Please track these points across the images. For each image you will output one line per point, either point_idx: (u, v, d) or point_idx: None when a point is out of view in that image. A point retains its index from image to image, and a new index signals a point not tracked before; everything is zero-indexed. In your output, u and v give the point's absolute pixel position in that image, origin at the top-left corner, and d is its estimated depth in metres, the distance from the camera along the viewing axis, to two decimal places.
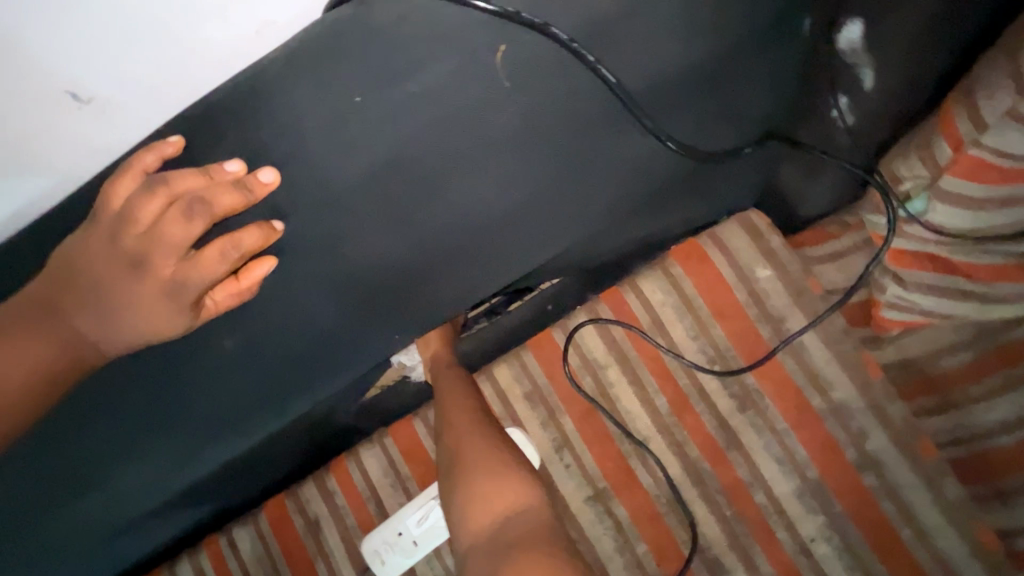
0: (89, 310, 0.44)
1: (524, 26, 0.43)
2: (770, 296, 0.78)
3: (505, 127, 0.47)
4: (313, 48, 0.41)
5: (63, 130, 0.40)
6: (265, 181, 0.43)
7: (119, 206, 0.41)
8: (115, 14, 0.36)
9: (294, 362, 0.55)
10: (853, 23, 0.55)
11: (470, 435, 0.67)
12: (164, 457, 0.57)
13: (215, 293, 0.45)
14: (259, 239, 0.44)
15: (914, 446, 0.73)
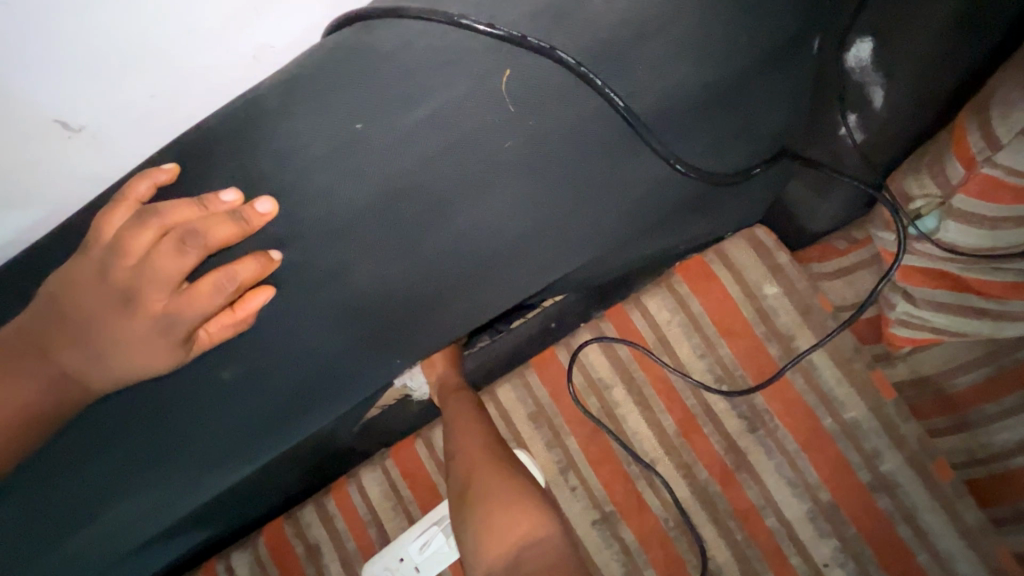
0: (82, 343, 0.43)
1: (529, 50, 0.42)
2: (778, 314, 0.77)
3: (507, 151, 0.46)
4: (318, 73, 0.42)
5: (56, 158, 0.40)
6: (262, 212, 0.42)
7: (112, 237, 0.42)
8: (110, 44, 0.35)
9: (296, 387, 0.53)
10: (864, 41, 0.54)
11: (483, 461, 0.67)
12: (146, 500, 0.54)
13: (209, 325, 0.44)
14: (256, 269, 0.43)
15: (931, 468, 0.71)
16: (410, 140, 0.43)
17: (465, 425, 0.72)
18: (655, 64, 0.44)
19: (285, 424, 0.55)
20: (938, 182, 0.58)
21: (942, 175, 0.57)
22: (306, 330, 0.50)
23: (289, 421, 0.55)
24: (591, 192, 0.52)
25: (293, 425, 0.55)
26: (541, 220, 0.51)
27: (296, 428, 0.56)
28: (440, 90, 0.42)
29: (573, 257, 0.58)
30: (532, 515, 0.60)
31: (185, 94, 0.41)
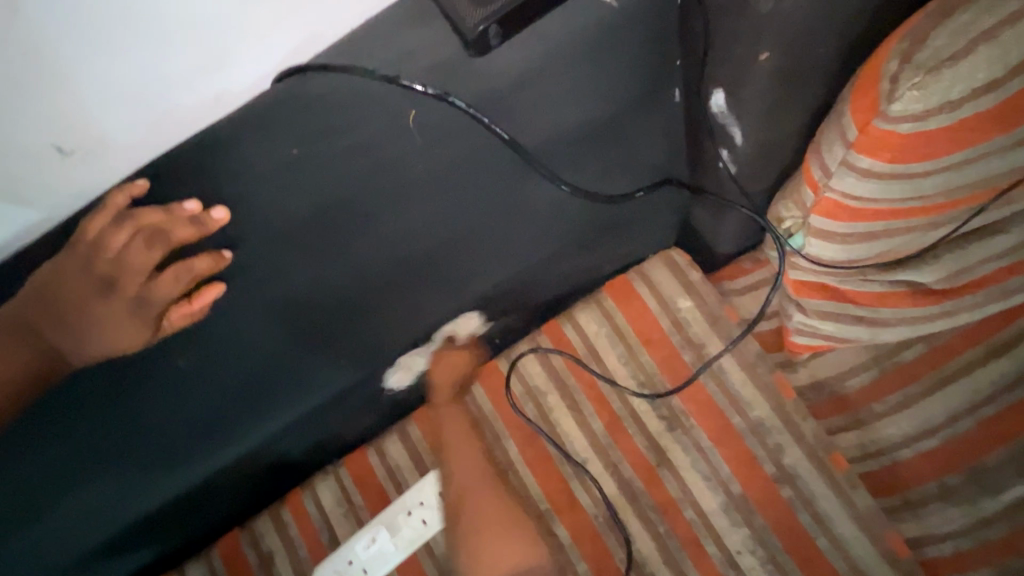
0: (63, 323, 0.53)
1: (430, 97, 0.53)
2: (691, 324, 0.86)
3: (421, 173, 0.57)
4: (264, 111, 0.53)
5: (48, 176, 0.51)
6: (216, 218, 0.52)
7: (92, 237, 0.51)
8: (106, 89, 0.47)
9: (247, 387, 0.59)
10: (717, 94, 0.59)
11: (468, 458, 0.83)
12: (118, 477, 0.59)
13: (171, 314, 0.54)
14: (210, 266, 0.53)
15: (825, 459, 0.79)
16: (337, 163, 0.54)
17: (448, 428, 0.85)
18: (545, 107, 0.57)
19: (231, 420, 0.60)
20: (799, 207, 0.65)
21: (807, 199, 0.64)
22: (254, 322, 0.58)
23: (234, 417, 0.60)
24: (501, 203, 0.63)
25: (238, 426, 0.60)
26: (455, 230, 0.62)
27: (241, 430, 0.60)
28: (351, 126, 0.54)
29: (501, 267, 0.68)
30: (528, 540, 0.79)
31: (162, 125, 0.53)
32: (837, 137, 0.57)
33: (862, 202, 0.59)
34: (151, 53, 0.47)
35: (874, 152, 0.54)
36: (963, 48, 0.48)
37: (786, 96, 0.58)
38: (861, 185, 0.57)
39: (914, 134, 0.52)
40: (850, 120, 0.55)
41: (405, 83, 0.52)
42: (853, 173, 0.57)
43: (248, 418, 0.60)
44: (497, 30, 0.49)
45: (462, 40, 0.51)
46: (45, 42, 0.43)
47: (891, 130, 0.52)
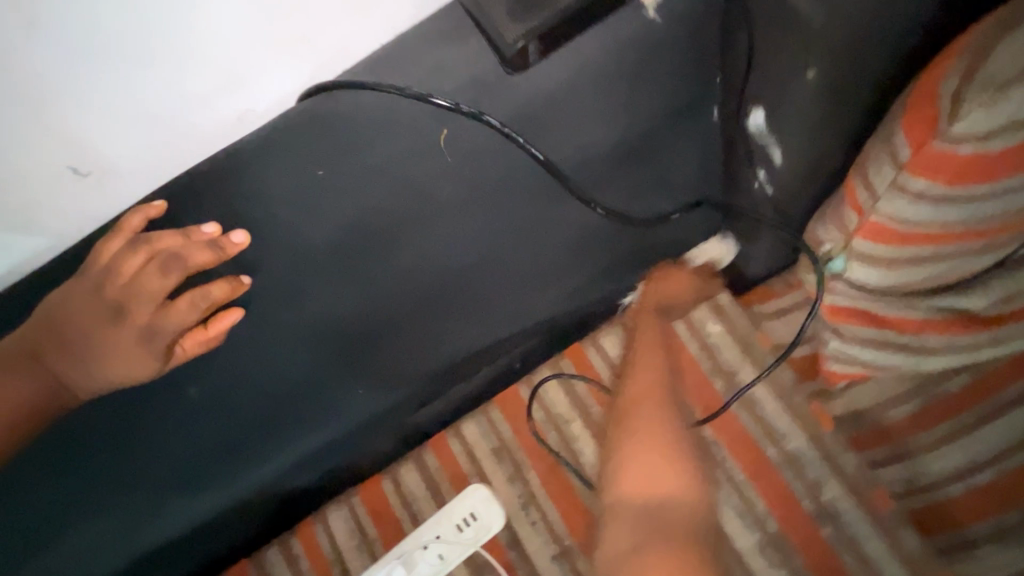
0: (69, 353, 0.48)
1: (467, 115, 0.51)
2: (722, 350, 0.82)
3: (449, 195, 0.56)
4: (291, 130, 0.51)
5: (64, 197, 0.50)
6: (237, 241, 0.50)
7: (107, 260, 0.49)
8: (124, 108, 0.46)
9: (274, 398, 0.57)
10: (756, 110, 0.57)
11: (650, 385, 0.78)
12: (139, 497, 0.55)
13: (184, 341, 0.50)
14: (228, 292, 0.50)
15: (868, 496, 0.75)
16: (367, 184, 0.53)
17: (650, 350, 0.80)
18: (576, 125, 0.55)
19: (237, 455, 0.57)
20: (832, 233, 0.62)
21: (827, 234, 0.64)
22: (271, 348, 0.56)
23: (240, 452, 0.57)
24: (512, 218, 0.59)
25: (243, 462, 0.57)
26: (478, 253, 0.59)
27: (245, 467, 0.57)
28: (380, 145, 0.52)
29: (539, 283, 0.65)
30: (687, 482, 0.73)
31: (179, 142, 0.51)
32: (885, 157, 0.53)
33: (911, 225, 0.55)
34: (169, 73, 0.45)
35: (930, 172, 0.51)
36: None
37: (839, 109, 0.53)
38: (911, 208, 0.54)
39: (974, 155, 0.48)
40: (903, 139, 0.51)
41: (439, 100, 0.50)
42: (903, 195, 0.53)
43: (255, 453, 0.57)
44: (536, 45, 0.48)
45: (503, 58, 0.50)
46: (61, 64, 0.41)
47: (951, 150, 0.49)
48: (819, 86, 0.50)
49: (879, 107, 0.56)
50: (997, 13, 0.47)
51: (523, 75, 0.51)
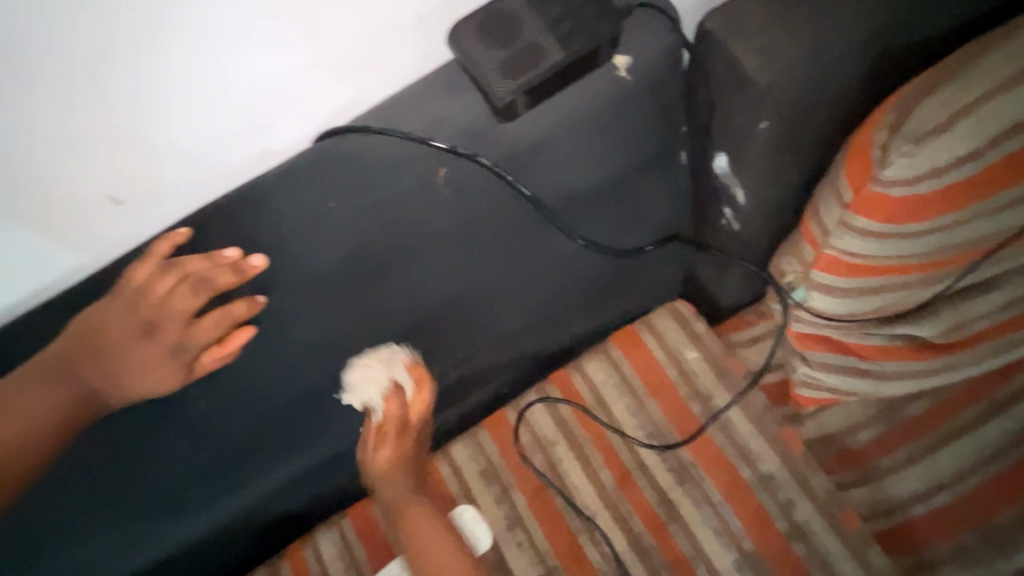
0: (101, 363, 0.52)
1: (459, 156, 0.56)
2: (698, 375, 0.86)
3: (444, 228, 0.60)
4: (303, 167, 0.57)
5: (103, 222, 0.55)
6: (256, 264, 0.53)
7: (138, 284, 0.51)
8: (162, 149, 0.52)
9: (264, 424, 0.59)
10: (720, 155, 0.64)
11: (430, 531, 0.78)
12: (128, 520, 0.57)
13: (203, 357, 0.53)
14: (248, 311, 0.53)
15: (839, 516, 0.78)
16: (367, 216, 0.58)
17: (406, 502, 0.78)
18: (559, 163, 0.60)
19: (236, 470, 0.59)
20: (388, 421, 0.61)
21: (387, 421, 0.61)
22: (273, 369, 0.59)
23: (239, 467, 0.59)
24: (497, 247, 0.63)
25: (243, 476, 0.59)
26: (466, 287, 0.64)
27: (246, 479, 0.59)
28: (379, 181, 0.57)
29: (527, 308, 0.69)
30: None
31: (212, 178, 0.57)
32: (833, 197, 0.60)
33: (860, 258, 0.62)
34: (206, 117, 0.51)
35: (871, 213, 0.57)
36: (945, 123, 0.53)
37: (789, 155, 0.61)
38: (859, 243, 0.60)
39: (905, 198, 0.55)
40: (845, 183, 0.58)
41: (438, 141, 0.56)
42: (851, 232, 0.60)
43: (254, 467, 0.59)
44: (525, 98, 0.52)
45: (495, 106, 0.54)
46: (113, 114, 0.47)
47: (886, 194, 0.55)
48: (769, 136, 0.58)
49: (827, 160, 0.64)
50: (916, 81, 0.56)
51: (510, 122, 0.56)
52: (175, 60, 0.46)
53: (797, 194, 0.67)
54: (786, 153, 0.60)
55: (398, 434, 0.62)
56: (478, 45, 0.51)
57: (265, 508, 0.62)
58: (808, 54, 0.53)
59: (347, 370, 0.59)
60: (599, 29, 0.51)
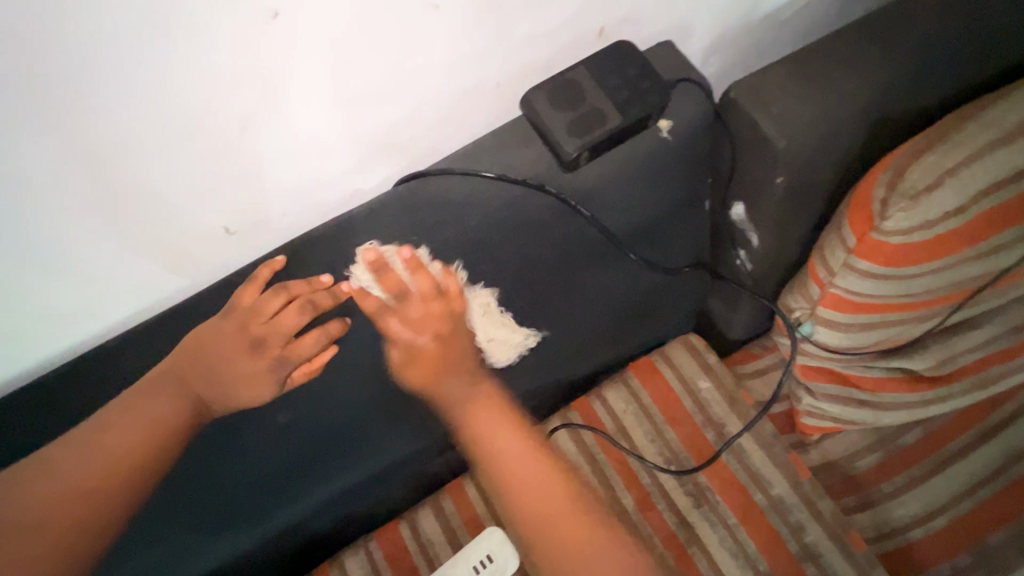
0: (211, 373, 0.58)
1: (527, 186, 0.62)
2: (711, 404, 0.91)
3: (510, 257, 0.65)
4: (392, 204, 0.62)
5: (208, 252, 0.60)
6: (347, 290, 0.60)
7: (249, 304, 0.58)
8: (272, 189, 0.57)
9: (342, 426, 0.63)
10: (738, 204, 0.72)
11: (505, 439, 0.62)
12: (215, 516, 0.60)
13: (294, 373, 0.60)
14: (339, 330, 0.60)
15: (845, 538, 0.82)
16: (441, 247, 0.63)
17: (501, 442, 0.62)
18: (617, 205, 0.66)
19: (319, 467, 0.62)
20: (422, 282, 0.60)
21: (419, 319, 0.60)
22: (336, 392, 0.62)
23: (322, 464, 0.62)
24: (544, 281, 0.68)
25: (325, 473, 0.63)
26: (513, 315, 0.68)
27: (327, 477, 0.62)
28: (456, 217, 0.63)
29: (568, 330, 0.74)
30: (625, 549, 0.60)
31: (305, 213, 0.63)
32: (837, 243, 0.68)
33: (863, 298, 0.70)
34: (315, 157, 0.56)
35: (873, 257, 0.66)
36: (934, 181, 0.62)
37: (798, 205, 0.69)
38: (862, 284, 0.68)
39: (901, 246, 0.64)
40: (849, 230, 0.67)
41: (509, 177, 0.62)
42: (855, 274, 0.68)
43: (336, 465, 0.63)
44: (587, 155, 0.60)
45: (558, 158, 0.61)
46: (244, 159, 0.53)
47: (884, 241, 0.64)
48: (783, 189, 0.66)
49: (829, 211, 0.73)
50: (906, 145, 0.65)
51: (573, 171, 0.62)
52: (305, 109, 0.51)
53: (803, 239, 0.75)
54: (796, 203, 0.69)
55: (442, 316, 0.60)
56: (548, 109, 0.59)
57: (298, 527, 0.64)
58: (816, 123, 0.62)
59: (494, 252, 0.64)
60: (645, 96, 0.59)
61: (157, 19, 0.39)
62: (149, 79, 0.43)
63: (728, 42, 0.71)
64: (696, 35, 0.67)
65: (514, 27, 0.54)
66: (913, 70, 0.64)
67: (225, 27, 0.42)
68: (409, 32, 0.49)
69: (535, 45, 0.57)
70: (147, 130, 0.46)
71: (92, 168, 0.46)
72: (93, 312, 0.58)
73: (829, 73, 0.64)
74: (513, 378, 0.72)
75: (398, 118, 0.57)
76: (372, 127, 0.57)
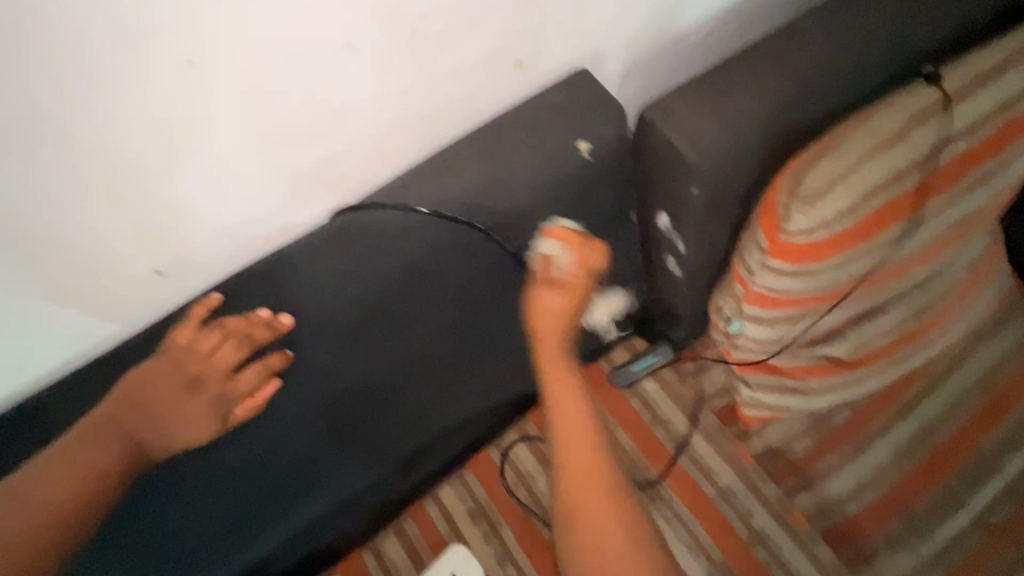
0: (148, 418, 0.54)
1: (457, 225, 0.62)
2: (659, 404, 0.96)
3: (451, 274, 0.65)
4: (331, 236, 0.61)
5: (141, 295, 0.59)
6: (285, 322, 0.59)
7: (184, 343, 0.55)
8: (209, 227, 0.57)
9: (318, 442, 0.64)
10: (661, 215, 0.77)
11: (567, 393, 0.66)
12: (203, 537, 0.61)
13: (236, 409, 0.58)
14: (280, 364, 0.59)
15: (788, 517, 0.87)
16: (376, 277, 0.61)
17: (568, 418, 0.65)
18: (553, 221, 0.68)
19: (303, 477, 0.64)
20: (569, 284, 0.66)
21: (557, 302, 0.65)
22: (284, 426, 0.61)
23: (306, 473, 0.64)
24: (490, 301, 0.70)
25: (311, 482, 0.65)
26: (454, 334, 0.69)
27: (315, 486, 0.66)
28: (395, 246, 0.61)
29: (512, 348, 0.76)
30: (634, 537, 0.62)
31: (238, 251, 0.62)
32: (753, 245, 0.74)
33: (781, 293, 0.76)
34: (251, 195, 0.57)
35: (783, 257, 0.72)
36: (828, 186, 0.69)
37: (715, 210, 0.74)
38: (777, 281, 0.74)
39: (807, 244, 0.71)
40: (761, 233, 0.73)
41: (443, 213, 0.62)
42: (771, 272, 0.74)
43: (324, 474, 0.66)
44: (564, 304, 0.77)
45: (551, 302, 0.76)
46: (179, 200, 0.53)
47: (790, 241, 0.70)
48: (699, 198, 0.71)
49: (745, 217, 0.80)
50: (806, 153, 0.71)
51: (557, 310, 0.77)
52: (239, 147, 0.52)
53: (725, 243, 0.81)
54: (713, 208, 0.74)
55: (568, 284, 0.65)
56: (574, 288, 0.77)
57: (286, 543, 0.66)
58: (721, 139, 0.68)
59: (442, 272, 0.64)
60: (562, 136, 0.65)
61: (69, 70, 0.41)
62: (64, 127, 0.43)
63: (640, 66, 0.76)
64: (609, 61, 0.72)
65: (433, 62, 0.57)
66: (802, 87, 0.71)
67: (150, 73, 0.44)
68: (332, 74, 0.52)
69: (455, 77, 0.60)
70: (83, 177, 0.47)
71: (24, 219, 0.46)
72: (17, 365, 0.56)
73: (730, 94, 0.70)
74: (460, 403, 0.76)
75: (331, 153, 0.59)
76: (306, 160, 0.58)
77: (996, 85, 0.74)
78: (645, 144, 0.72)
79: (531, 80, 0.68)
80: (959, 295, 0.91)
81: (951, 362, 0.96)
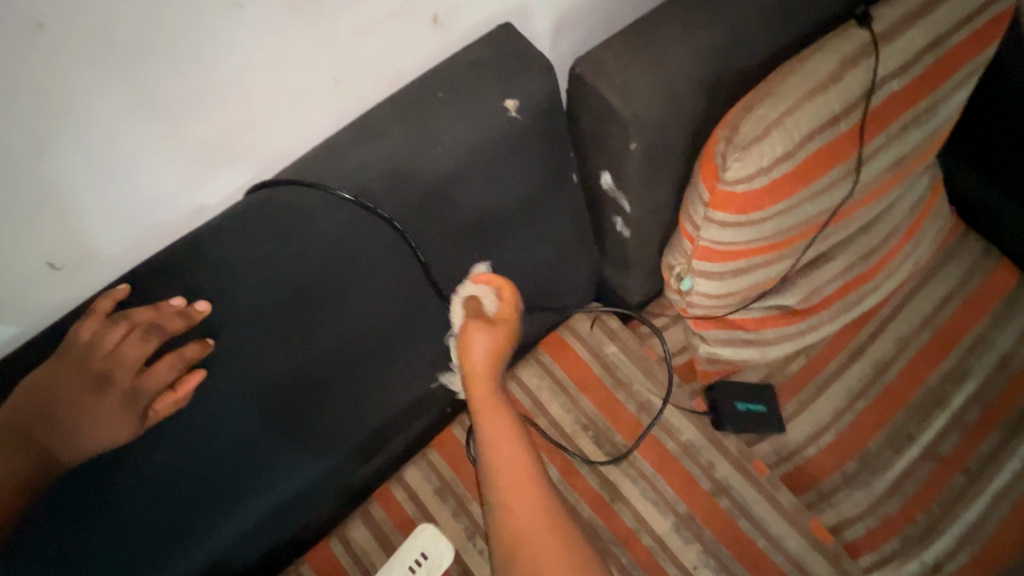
0: (54, 423, 0.51)
1: (382, 219, 0.61)
2: (619, 366, 0.93)
3: (383, 247, 0.63)
4: (254, 214, 0.58)
5: (40, 290, 0.55)
6: (200, 309, 0.56)
7: (87, 339, 0.52)
8: (108, 214, 0.54)
9: (261, 429, 0.62)
10: (603, 173, 0.76)
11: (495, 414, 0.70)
12: (152, 536, 0.59)
13: (156, 404, 0.55)
14: (198, 354, 0.56)
15: (750, 467, 0.87)
16: (302, 257, 0.60)
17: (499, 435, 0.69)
18: (488, 187, 0.66)
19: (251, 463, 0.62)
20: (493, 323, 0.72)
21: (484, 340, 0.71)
22: (220, 419, 0.60)
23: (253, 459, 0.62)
24: (430, 273, 0.67)
25: (261, 468, 0.63)
26: (396, 311, 0.67)
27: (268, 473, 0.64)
28: (322, 224, 0.60)
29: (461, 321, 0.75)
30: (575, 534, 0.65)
31: (144, 237, 0.58)
32: (696, 199, 0.74)
33: (728, 245, 0.76)
34: (150, 176, 0.53)
35: (725, 207, 0.71)
36: (763, 131, 0.68)
37: (655, 164, 0.72)
38: (723, 234, 0.74)
39: (747, 193, 0.70)
40: (702, 185, 0.72)
41: (365, 203, 0.60)
42: (716, 225, 0.73)
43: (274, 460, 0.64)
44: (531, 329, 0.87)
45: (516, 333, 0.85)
46: (65, 184, 0.49)
47: (731, 190, 0.70)
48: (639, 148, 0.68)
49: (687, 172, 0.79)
50: (741, 102, 0.70)
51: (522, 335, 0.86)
52: (121, 123, 0.48)
53: (671, 198, 0.80)
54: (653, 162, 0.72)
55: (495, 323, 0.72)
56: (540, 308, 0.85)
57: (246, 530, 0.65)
58: (651, 88, 0.66)
59: (373, 246, 0.62)
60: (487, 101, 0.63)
61: None
62: None
63: (571, 22, 0.74)
64: (536, 17, 0.70)
65: (337, 21, 0.53)
66: (732, 32, 0.70)
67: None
68: (218, 38, 0.48)
69: (366, 38, 0.57)
70: None
71: None
72: None
73: (660, 43, 0.68)
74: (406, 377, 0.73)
75: (236, 127, 0.55)
76: (207, 135, 0.54)
77: (922, 23, 0.74)
78: (579, 100, 0.70)
79: (452, 38, 0.65)
80: (902, 238, 0.93)
81: (898, 306, 0.98)
